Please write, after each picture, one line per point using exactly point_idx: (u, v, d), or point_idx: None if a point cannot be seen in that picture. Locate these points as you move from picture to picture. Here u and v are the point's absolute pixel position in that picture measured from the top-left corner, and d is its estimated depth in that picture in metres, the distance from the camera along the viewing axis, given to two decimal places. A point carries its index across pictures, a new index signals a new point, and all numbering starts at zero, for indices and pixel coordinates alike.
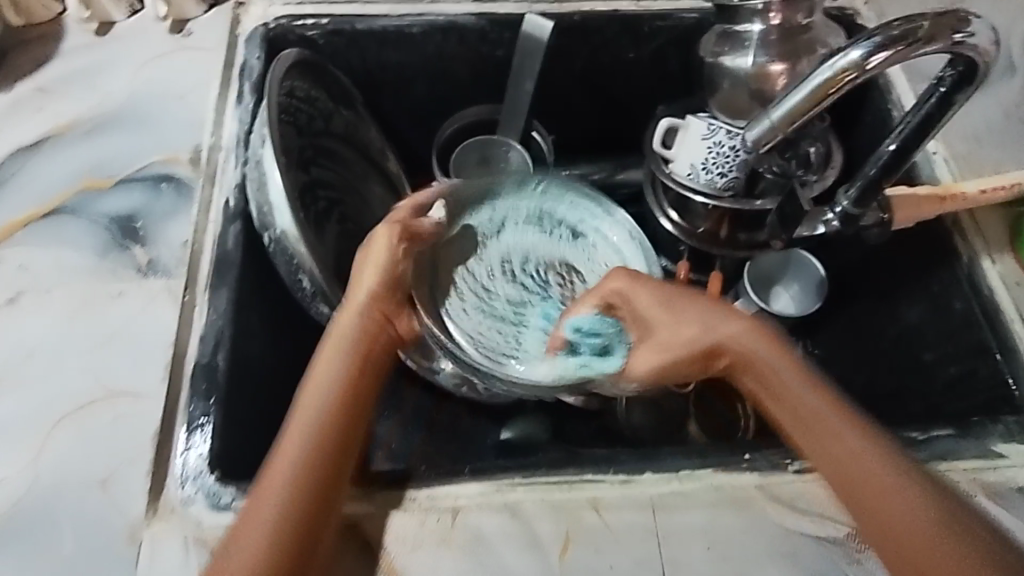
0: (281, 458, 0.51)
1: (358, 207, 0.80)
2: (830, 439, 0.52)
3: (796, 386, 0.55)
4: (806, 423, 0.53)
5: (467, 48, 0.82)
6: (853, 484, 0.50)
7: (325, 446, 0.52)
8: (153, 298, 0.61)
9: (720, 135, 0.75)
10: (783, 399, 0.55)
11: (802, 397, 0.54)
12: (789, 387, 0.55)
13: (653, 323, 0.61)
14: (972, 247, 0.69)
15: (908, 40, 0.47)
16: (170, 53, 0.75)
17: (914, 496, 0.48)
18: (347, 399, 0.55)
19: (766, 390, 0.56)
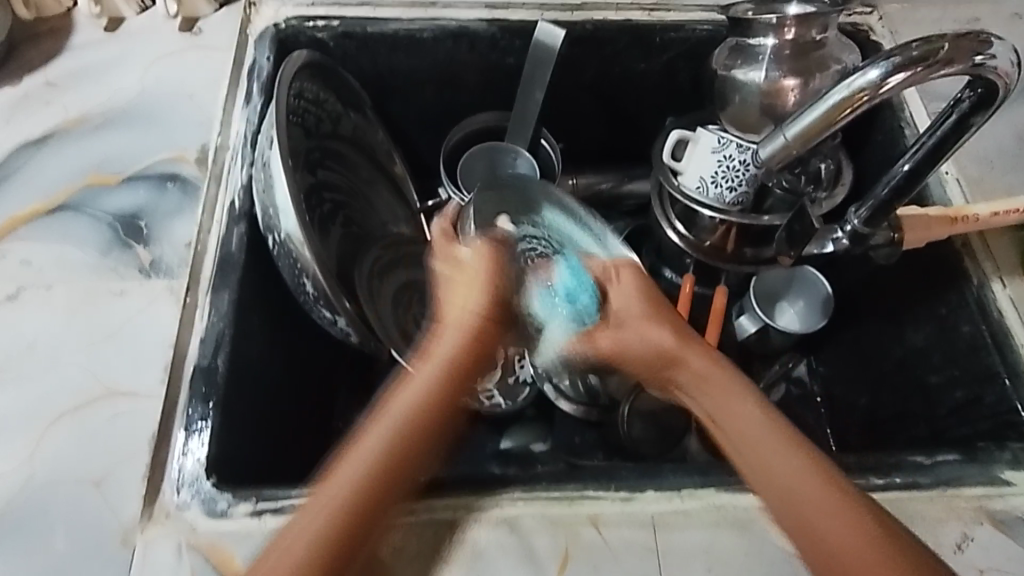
0: (347, 465, 0.53)
1: (363, 210, 0.80)
2: (770, 453, 0.54)
3: (746, 403, 0.57)
4: (748, 442, 0.55)
5: (478, 54, 0.82)
6: (784, 495, 0.52)
7: (401, 456, 0.54)
8: (154, 298, 0.60)
9: (731, 149, 0.74)
10: (731, 418, 0.57)
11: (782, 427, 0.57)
12: (732, 407, 0.58)
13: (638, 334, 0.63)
14: (980, 268, 0.68)
15: (928, 62, 0.46)
16: (180, 51, 0.75)
17: (839, 512, 0.50)
18: (433, 415, 0.58)
19: (710, 396, 0.59)
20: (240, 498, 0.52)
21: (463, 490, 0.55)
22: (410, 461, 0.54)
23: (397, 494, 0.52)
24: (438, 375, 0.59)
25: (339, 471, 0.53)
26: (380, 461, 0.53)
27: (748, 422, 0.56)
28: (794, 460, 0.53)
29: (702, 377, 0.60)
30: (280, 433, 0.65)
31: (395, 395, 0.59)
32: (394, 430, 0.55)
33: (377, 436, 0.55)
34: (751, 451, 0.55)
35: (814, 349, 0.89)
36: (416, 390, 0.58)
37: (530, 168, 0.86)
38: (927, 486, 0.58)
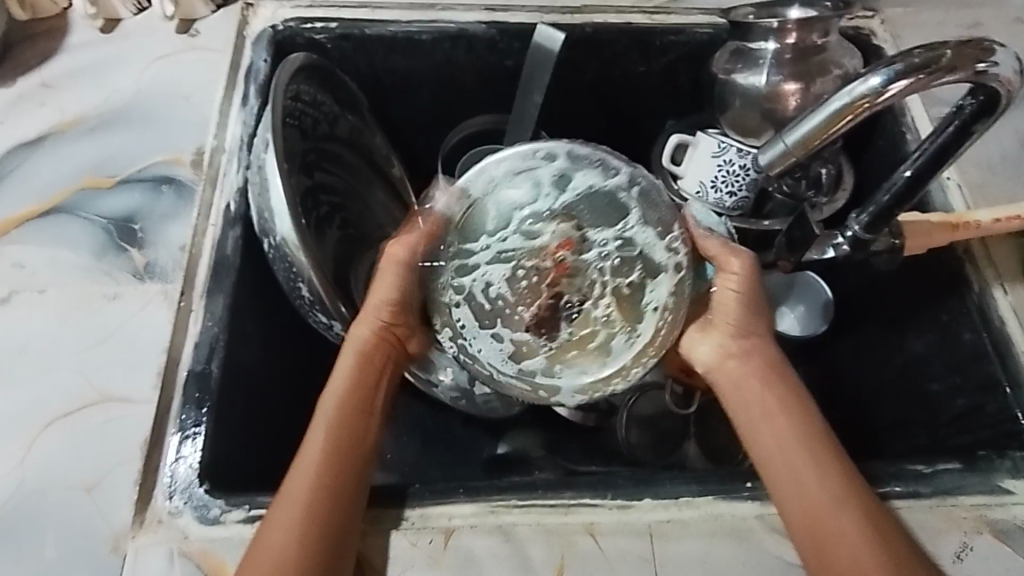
0: (303, 463, 0.52)
1: (361, 213, 0.79)
2: (809, 474, 0.53)
3: (789, 421, 0.57)
4: (793, 470, 0.54)
5: (477, 57, 0.81)
6: (821, 528, 0.51)
7: (340, 445, 0.54)
8: (148, 302, 0.60)
9: (731, 153, 0.74)
10: (773, 444, 0.56)
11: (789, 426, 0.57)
12: (780, 429, 0.57)
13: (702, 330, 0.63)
14: (982, 275, 0.68)
15: (931, 68, 0.45)
16: (176, 53, 0.74)
17: (860, 526, 0.51)
18: (360, 401, 0.58)
19: (759, 413, 0.58)
20: (233, 505, 0.52)
21: (458, 498, 0.55)
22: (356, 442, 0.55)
23: (362, 472, 0.53)
24: (353, 368, 0.59)
25: (295, 474, 0.52)
26: (325, 456, 0.53)
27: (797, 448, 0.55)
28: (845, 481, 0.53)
29: (766, 407, 0.58)
30: (276, 439, 0.65)
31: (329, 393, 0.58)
32: (337, 425, 0.55)
33: (315, 440, 0.54)
34: (792, 477, 0.54)
35: (814, 355, 0.88)
36: (344, 386, 0.58)
37: None
38: (927, 495, 0.57)
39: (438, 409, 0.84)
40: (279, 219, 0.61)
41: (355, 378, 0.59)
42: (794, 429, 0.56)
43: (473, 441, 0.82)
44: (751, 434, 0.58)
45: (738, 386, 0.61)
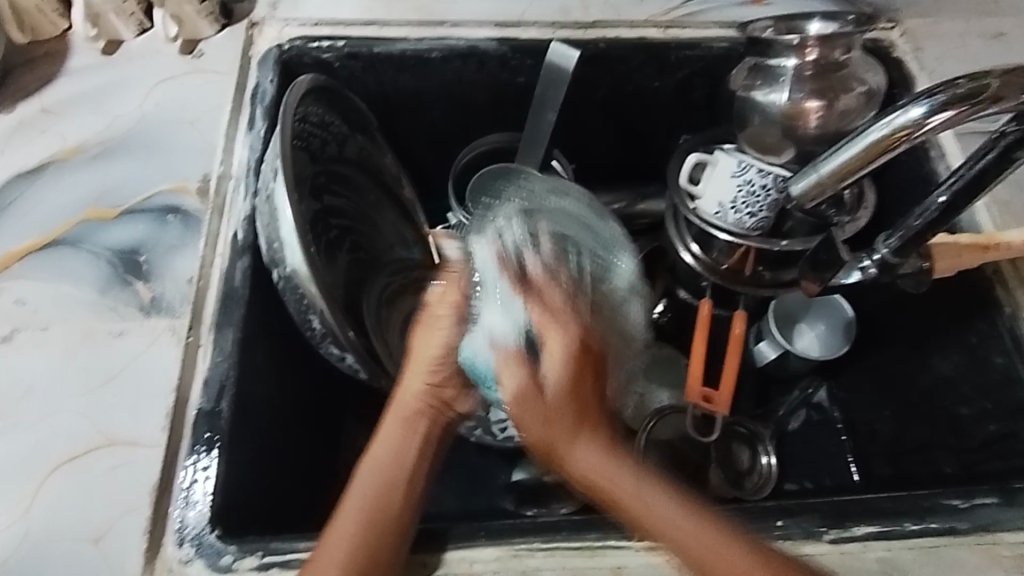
0: (341, 533, 0.50)
1: (371, 235, 0.77)
2: (670, 522, 0.50)
3: (659, 498, 0.51)
4: (666, 531, 0.50)
5: (488, 74, 0.79)
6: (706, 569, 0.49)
7: (380, 517, 0.51)
8: (156, 338, 0.58)
9: (751, 173, 0.72)
10: (642, 503, 0.51)
11: (648, 501, 0.51)
12: (617, 481, 0.51)
13: (562, 446, 0.52)
14: (1013, 297, 0.66)
15: (976, 100, 0.43)
16: (180, 75, 0.72)
17: None
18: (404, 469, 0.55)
19: (633, 496, 0.51)
20: (246, 551, 0.50)
21: (479, 541, 0.53)
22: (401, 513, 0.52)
23: (399, 547, 0.50)
24: (401, 432, 0.57)
25: (325, 548, 0.49)
26: (361, 530, 0.50)
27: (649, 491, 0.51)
28: (697, 521, 0.50)
29: (595, 462, 0.52)
30: (286, 475, 0.63)
31: (374, 456, 0.55)
32: (381, 494, 0.53)
33: (354, 507, 0.52)
34: (671, 526, 0.50)
35: (834, 375, 0.87)
36: (391, 449, 0.56)
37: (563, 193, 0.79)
38: (963, 532, 0.55)
39: None
40: (290, 250, 0.59)
41: (413, 435, 0.57)
42: (637, 474, 0.52)
43: (488, 467, 0.80)
44: (625, 493, 0.51)
45: (599, 463, 0.52)
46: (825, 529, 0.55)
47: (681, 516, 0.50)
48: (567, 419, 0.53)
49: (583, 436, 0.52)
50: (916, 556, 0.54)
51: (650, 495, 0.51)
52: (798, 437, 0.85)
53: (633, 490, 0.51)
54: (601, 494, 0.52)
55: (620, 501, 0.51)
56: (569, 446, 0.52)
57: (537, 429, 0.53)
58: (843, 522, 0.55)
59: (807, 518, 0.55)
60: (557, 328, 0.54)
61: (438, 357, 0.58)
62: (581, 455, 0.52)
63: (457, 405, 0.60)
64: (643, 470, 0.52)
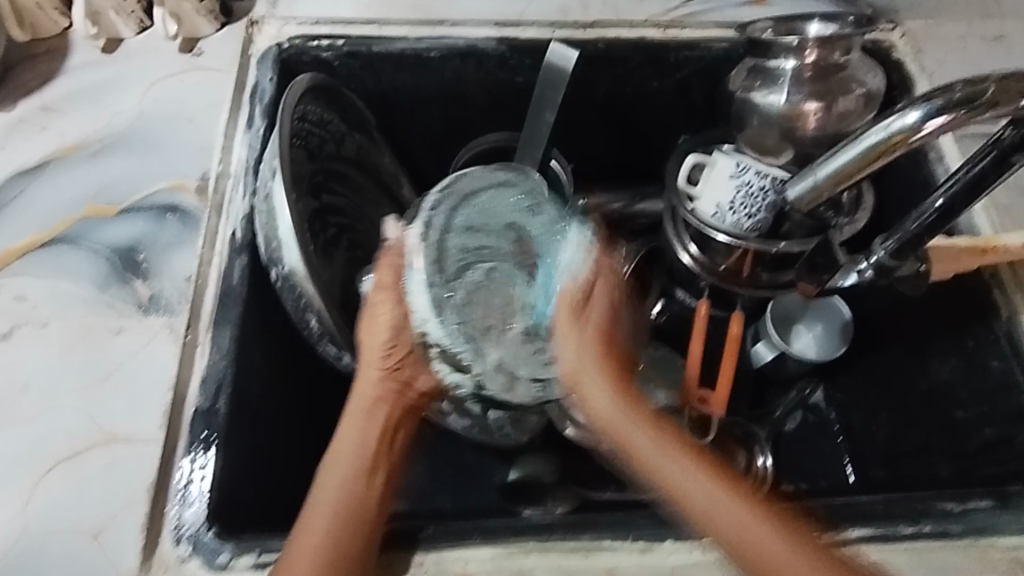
0: (306, 529, 0.51)
1: (369, 234, 0.77)
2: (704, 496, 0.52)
3: (664, 458, 0.54)
4: (690, 498, 0.52)
5: (487, 74, 0.79)
6: (748, 549, 0.50)
7: (344, 516, 0.51)
8: (153, 336, 0.58)
9: (749, 175, 0.72)
10: (678, 489, 0.53)
11: (658, 456, 0.54)
12: (665, 465, 0.54)
13: (597, 404, 0.56)
14: (1011, 301, 0.66)
15: (973, 105, 0.43)
16: (179, 73, 0.72)
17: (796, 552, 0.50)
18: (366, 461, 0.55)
19: (660, 475, 0.53)
20: (242, 549, 0.50)
21: (474, 541, 0.53)
22: (363, 511, 0.52)
23: (370, 538, 0.51)
24: (361, 422, 0.56)
25: (294, 545, 0.50)
26: (329, 529, 0.50)
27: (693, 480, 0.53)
28: (745, 508, 0.51)
29: (648, 441, 0.54)
30: (283, 472, 0.63)
31: (338, 449, 0.55)
32: (343, 490, 0.53)
33: (318, 504, 0.52)
34: (692, 503, 0.52)
35: (832, 376, 0.87)
36: (353, 440, 0.56)
37: None
38: (957, 535, 0.55)
39: (448, 433, 0.82)
40: (288, 250, 0.59)
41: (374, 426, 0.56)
42: (683, 465, 0.53)
43: (484, 466, 0.81)
44: (668, 485, 0.53)
45: (613, 414, 0.55)
46: (820, 532, 0.55)
47: (702, 486, 0.52)
48: (630, 396, 0.56)
49: (632, 408, 0.56)
50: (909, 559, 0.54)
51: (675, 471, 0.53)
52: (795, 438, 0.86)
53: (667, 473, 0.53)
54: (617, 442, 0.56)
55: (659, 473, 0.54)
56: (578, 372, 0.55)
57: (601, 403, 0.55)
58: (837, 525, 0.55)
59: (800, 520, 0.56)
60: (596, 387, 0.55)
61: (385, 344, 0.55)
62: (606, 415, 0.56)
63: (417, 384, 0.57)
64: (678, 441, 0.55)
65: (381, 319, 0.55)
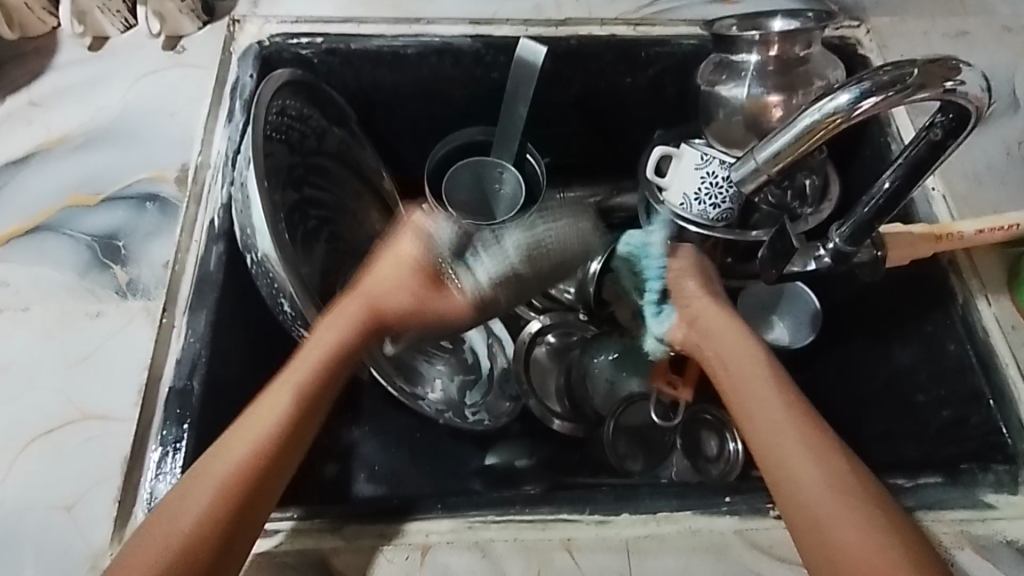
0: (200, 490, 0.49)
1: (348, 227, 0.83)
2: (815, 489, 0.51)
3: (788, 427, 0.55)
4: (772, 434, 0.55)
5: (462, 70, 0.82)
6: (811, 510, 0.50)
7: (230, 492, 0.49)
8: (131, 319, 0.60)
9: (713, 165, 0.74)
10: (757, 421, 0.57)
11: (781, 422, 0.55)
12: (760, 403, 0.58)
13: (736, 365, 0.62)
14: (967, 287, 0.68)
15: (900, 87, 0.45)
16: (164, 70, 0.75)
17: (861, 525, 0.48)
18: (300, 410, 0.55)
19: (768, 431, 0.55)
20: None
21: (436, 514, 0.55)
22: (270, 455, 0.52)
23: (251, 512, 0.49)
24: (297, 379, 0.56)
25: (189, 490, 0.49)
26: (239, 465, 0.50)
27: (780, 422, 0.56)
28: (820, 463, 0.52)
29: (782, 425, 0.55)
30: None
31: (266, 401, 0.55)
32: (263, 437, 0.52)
33: (237, 440, 0.52)
34: (803, 485, 0.51)
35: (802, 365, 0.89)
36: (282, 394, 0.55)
37: (517, 183, 0.86)
38: (908, 509, 0.57)
39: (426, 421, 0.85)
40: (262, 236, 0.60)
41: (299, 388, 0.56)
42: (811, 455, 0.52)
43: (460, 452, 0.83)
44: (765, 446, 0.55)
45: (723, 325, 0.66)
46: (772, 505, 0.56)
47: (802, 457, 0.53)
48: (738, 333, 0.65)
49: (750, 344, 0.64)
50: None
51: (776, 422, 0.56)
52: None
53: (761, 416, 0.57)
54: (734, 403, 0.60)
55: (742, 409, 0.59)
56: (701, 312, 0.68)
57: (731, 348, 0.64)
58: None
59: (754, 495, 0.57)
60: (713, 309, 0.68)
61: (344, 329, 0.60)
62: (736, 354, 0.63)
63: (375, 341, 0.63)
64: (794, 403, 0.57)
65: (392, 263, 0.66)
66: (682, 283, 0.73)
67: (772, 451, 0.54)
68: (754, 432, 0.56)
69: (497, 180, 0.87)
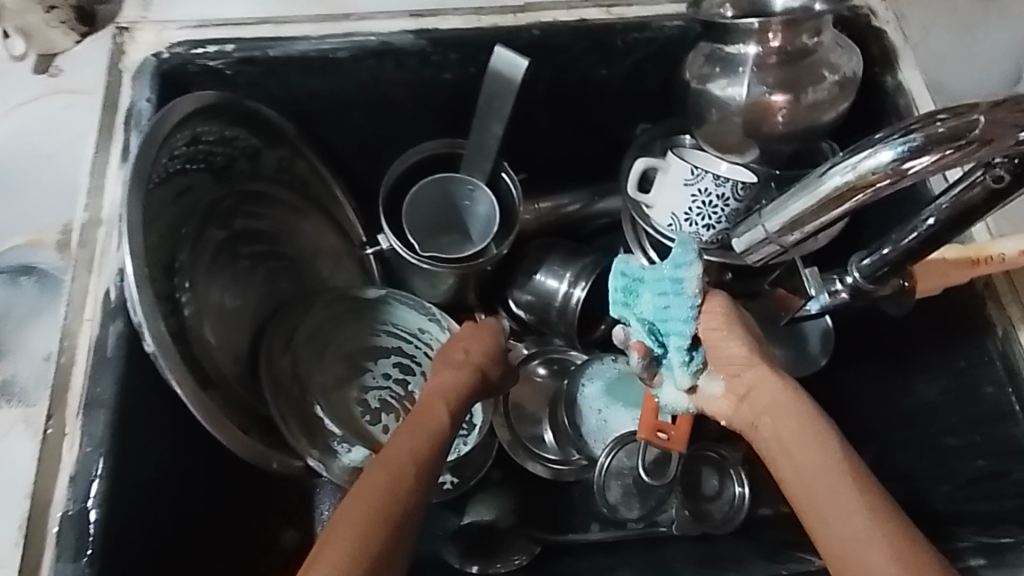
0: (343, 545, 0.44)
1: (294, 256, 0.75)
2: None
3: (872, 540, 0.44)
4: (852, 550, 0.44)
5: (407, 73, 0.69)
6: None
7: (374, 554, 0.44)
8: (9, 430, 0.50)
9: (706, 180, 0.63)
10: (831, 530, 0.45)
11: (862, 533, 0.44)
12: (834, 504, 0.46)
13: (798, 451, 0.48)
14: (1006, 315, 0.58)
15: (960, 143, 0.36)
16: (36, 100, 0.62)
17: None
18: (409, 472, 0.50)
19: (847, 543, 0.44)
20: None
21: None
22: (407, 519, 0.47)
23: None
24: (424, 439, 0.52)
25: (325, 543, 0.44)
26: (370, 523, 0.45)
27: (861, 532, 0.44)
28: None
29: (866, 539, 0.44)
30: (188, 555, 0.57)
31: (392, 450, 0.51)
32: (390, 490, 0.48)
33: (364, 493, 0.47)
34: None
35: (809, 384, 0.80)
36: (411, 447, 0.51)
37: (490, 205, 0.74)
38: None
39: None
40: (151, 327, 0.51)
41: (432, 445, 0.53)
42: None
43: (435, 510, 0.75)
44: (845, 563, 0.44)
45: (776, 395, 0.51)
46: None
47: None
48: (794, 404, 0.50)
49: (809, 424, 0.49)
50: None
51: (860, 533, 0.44)
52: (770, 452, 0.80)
53: (837, 523, 0.45)
54: (805, 503, 0.47)
55: (815, 508, 0.46)
56: (753, 381, 0.52)
57: (789, 429, 0.49)
58: None
59: None
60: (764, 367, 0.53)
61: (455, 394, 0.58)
62: (795, 432, 0.49)
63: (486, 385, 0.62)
64: (873, 507, 0.45)
65: (478, 339, 0.64)
66: (722, 343, 0.54)
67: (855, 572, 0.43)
68: (833, 542, 0.45)
69: (468, 199, 0.75)
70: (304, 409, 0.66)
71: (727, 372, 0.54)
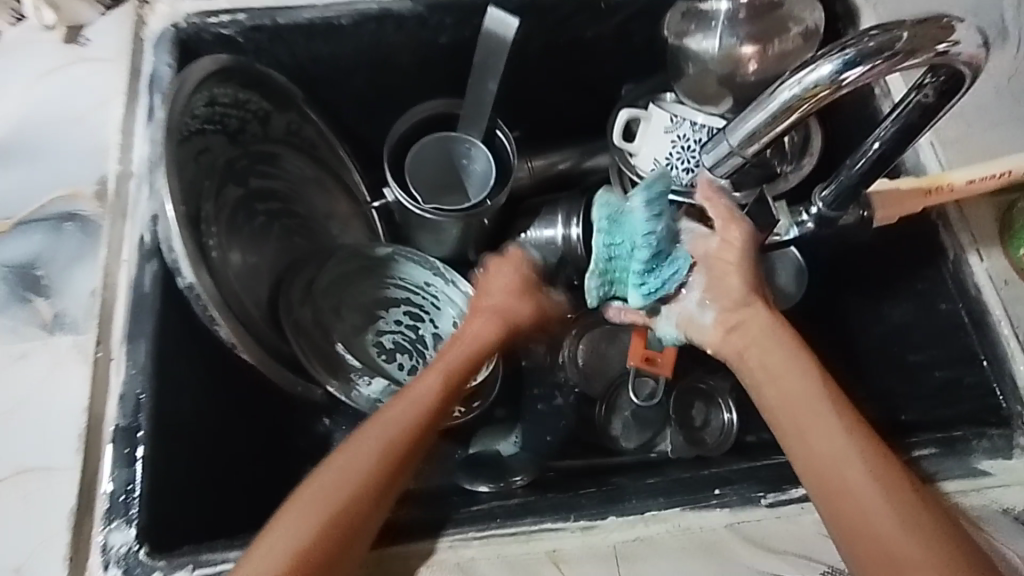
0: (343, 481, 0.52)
1: (306, 213, 0.80)
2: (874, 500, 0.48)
3: (845, 449, 0.50)
4: (829, 457, 0.50)
5: (406, 36, 0.74)
6: (869, 534, 0.47)
7: (362, 493, 0.52)
8: (61, 358, 0.56)
9: (685, 127, 0.70)
10: (809, 442, 0.51)
11: (838, 445, 0.50)
12: (816, 422, 0.52)
13: (786, 377, 0.55)
14: (958, 239, 0.63)
15: (886, 54, 0.42)
16: (64, 67, 0.67)
17: (925, 548, 0.45)
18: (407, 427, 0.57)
19: (825, 453, 0.51)
20: (176, 567, 0.49)
21: (418, 537, 0.53)
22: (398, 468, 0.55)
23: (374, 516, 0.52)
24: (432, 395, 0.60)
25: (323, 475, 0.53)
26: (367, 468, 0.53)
27: (835, 442, 0.51)
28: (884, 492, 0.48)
29: (839, 449, 0.50)
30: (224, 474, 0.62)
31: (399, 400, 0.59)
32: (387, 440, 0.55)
33: (368, 439, 0.55)
34: (867, 515, 0.47)
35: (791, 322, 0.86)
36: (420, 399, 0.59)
37: (488, 161, 0.79)
38: None
39: None
40: (185, 264, 0.56)
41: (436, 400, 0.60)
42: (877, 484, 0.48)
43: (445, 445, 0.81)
44: (820, 469, 0.50)
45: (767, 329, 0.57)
46: (764, 495, 0.54)
47: (866, 486, 0.48)
48: (784, 339, 0.57)
49: (795, 356, 0.56)
50: None
51: (834, 445, 0.51)
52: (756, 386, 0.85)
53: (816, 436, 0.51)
54: (788, 421, 0.53)
55: (796, 426, 0.53)
56: (749, 316, 0.58)
57: (778, 360, 0.56)
58: (781, 487, 0.54)
59: (746, 485, 0.55)
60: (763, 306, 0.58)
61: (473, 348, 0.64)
62: (783, 363, 0.55)
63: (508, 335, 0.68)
64: (849, 423, 0.52)
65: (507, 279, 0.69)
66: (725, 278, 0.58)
67: (830, 478, 0.50)
68: (812, 451, 0.51)
69: (466, 156, 0.80)
70: (325, 349, 0.72)
71: (722, 303, 0.59)
